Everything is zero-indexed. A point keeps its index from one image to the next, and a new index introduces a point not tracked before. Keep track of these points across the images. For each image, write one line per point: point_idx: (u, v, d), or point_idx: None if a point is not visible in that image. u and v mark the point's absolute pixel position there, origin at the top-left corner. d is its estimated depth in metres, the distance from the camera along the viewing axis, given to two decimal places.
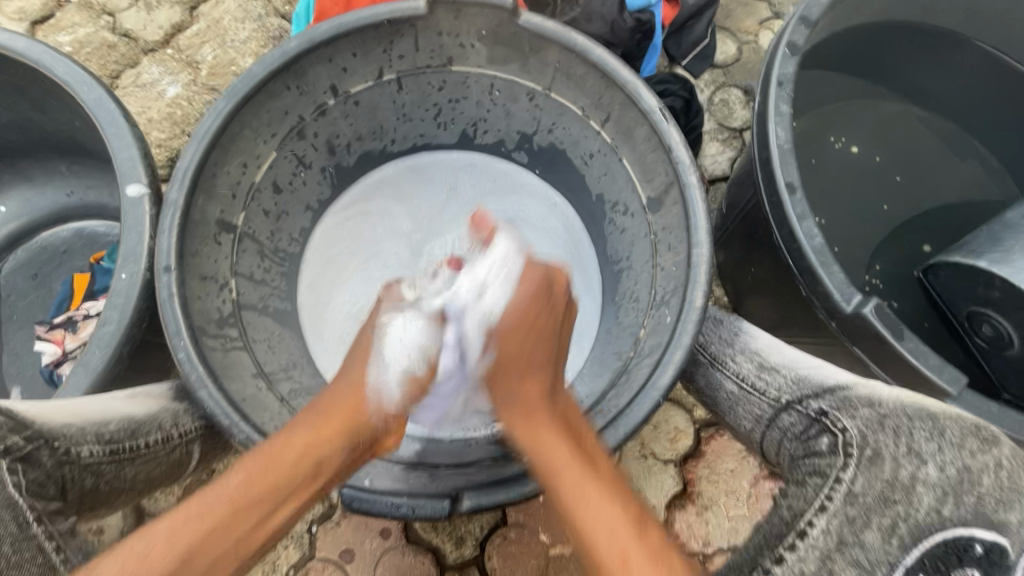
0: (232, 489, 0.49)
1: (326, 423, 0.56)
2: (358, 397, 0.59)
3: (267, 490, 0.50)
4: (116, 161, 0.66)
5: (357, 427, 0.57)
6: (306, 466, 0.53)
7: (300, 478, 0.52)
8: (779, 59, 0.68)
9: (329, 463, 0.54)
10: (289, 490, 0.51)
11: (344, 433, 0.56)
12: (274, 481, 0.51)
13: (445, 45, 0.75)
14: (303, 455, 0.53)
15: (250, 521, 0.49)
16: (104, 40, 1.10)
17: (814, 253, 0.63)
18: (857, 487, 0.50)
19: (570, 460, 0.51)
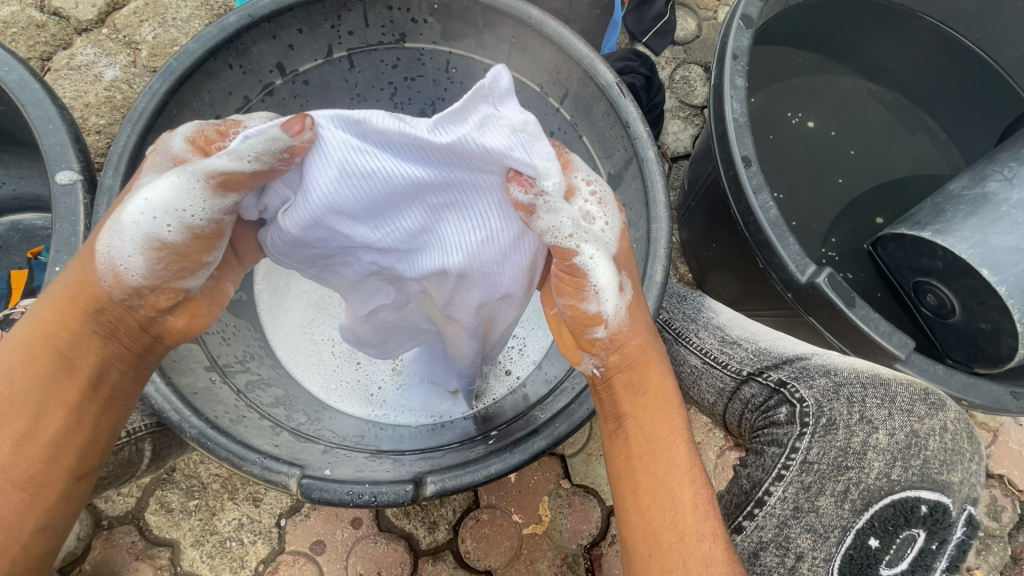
0: None
1: (62, 321, 0.45)
2: (85, 272, 0.45)
3: (10, 401, 0.44)
4: (44, 147, 0.63)
5: (94, 306, 0.45)
6: (44, 365, 0.45)
7: (47, 381, 0.45)
8: (733, 32, 0.68)
9: (83, 355, 0.46)
10: (40, 400, 0.44)
11: (83, 319, 0.45)
12: (14, 396, 0.44)
13: (396, 20, 0.72)
14: (31, 361, 0.44)
15: (9, 441, 0.43)
16: (32, 19, 1.03)
17: (769, 225, 0.63)
18: (812, 456, 0.51)
19: (676, 483, 0.49)
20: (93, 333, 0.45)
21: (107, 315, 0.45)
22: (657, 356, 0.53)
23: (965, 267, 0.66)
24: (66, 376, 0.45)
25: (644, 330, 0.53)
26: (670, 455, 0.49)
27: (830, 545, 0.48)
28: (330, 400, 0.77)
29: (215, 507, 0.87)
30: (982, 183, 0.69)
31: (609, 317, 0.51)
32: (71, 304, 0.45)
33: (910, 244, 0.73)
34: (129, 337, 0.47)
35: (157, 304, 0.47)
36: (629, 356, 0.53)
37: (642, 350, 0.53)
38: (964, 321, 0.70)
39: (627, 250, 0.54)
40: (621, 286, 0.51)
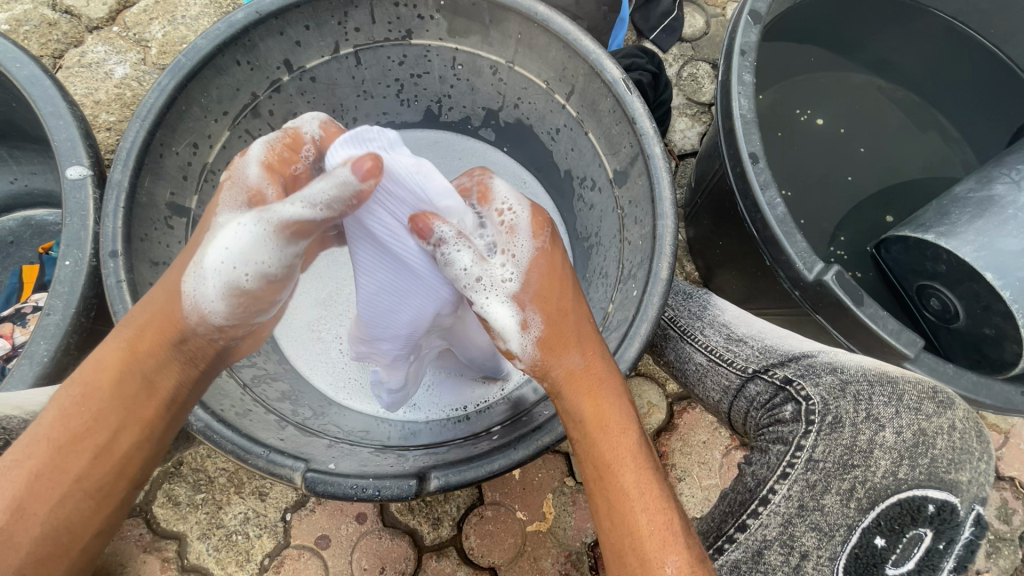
0: (52, 426, 0.49)
1: (142, 334, 0.53)
2: (173, 299, 0.54)
3: (92, 415, 0.50)
4: (55, 142, 0.63)
5: (169, 325, 0.54)
6: (131, 383, 0.52)
7: (128, 399, 0.52)
8: (741, 28, 0.67)
9: (158, 374, 0.53)
10: (127, 415, 0.51)
11: (159, 340, 0.53)
12: (96, 410, 0.50)
13: (402, 16, 0.73)
14: (117, 376, 0.52)
15: (88, 451, 0.49)
16: (44, 17, 1.04)
17: (776, 223, 0.62)
18: (818, 454, 0.50)
19: (626, 506, 0.50)
20: (180, 355, 0.54)
21: (188, 343, 0.55)
22: (596, 379, 0.56)
23: (969, 271, 0.64)
24: (144, 395, 0.53)
25: (578, 358, 0.57)
26: (619, 483, 0.51)
27: (835, 544, 0.47)
28: (338, 397, 0.77)
29: (222, 501, 0.87)
30: (989, 186, 0.68)
31: (519, 355, 0.59)
32: (158, 325, 0.54)
33: (913, 246, 0.71)
34: (207, 362, 0.56)
35: (233, 335, 0.57)
36: (558, 381, 0.57)
37: (570, 373, 0.56)
38: (969, 327, 0.69)
39: (541, 285, 0.59)
40: (524, 324, 0.58)
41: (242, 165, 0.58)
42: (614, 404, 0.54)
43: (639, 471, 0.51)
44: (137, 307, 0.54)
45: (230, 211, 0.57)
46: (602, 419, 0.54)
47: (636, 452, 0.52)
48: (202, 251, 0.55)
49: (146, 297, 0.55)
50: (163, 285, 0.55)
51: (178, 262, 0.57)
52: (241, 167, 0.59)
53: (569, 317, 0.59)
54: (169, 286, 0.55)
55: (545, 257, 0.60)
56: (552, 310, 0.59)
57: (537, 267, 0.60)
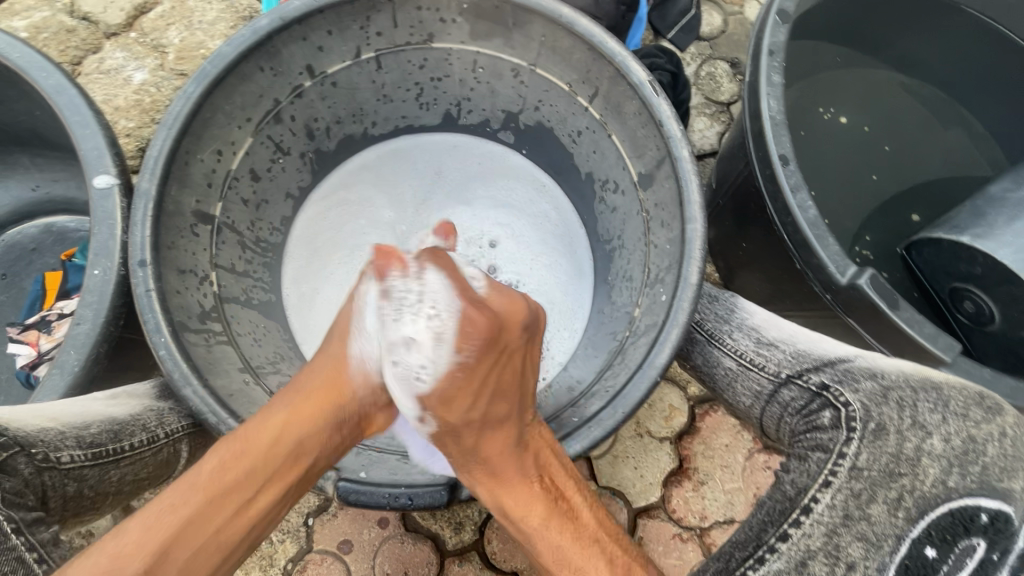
0: (209, 475, 0.49)
1: (314, 406, 0.55)
2: (337, 374, 0.57)
3: (246, 473, 0.50)
4: (81, 151, 0.63)
5: (341, 404, 0.56)
6: (284, 447, 0.52)
7: (276, 467, 0.51)
8: (770, 28, 0.66)
9: (308, 445, 0.53)
10: (271, 476, 0.51)
11: (321, 415, 0.55)
12: (249, 468, 0.50)
13: (425, 20, 0.72)
14: (278, 439, 0.52)
15: (235, 502, 0.50)
16: (62, 24, 1.04)
17: (808, 226, 0.61)
18: (862, 462, 0.49)
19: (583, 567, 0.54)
20: (330, 426, 0.55)
21: (345, 413, 0.56)
22: (509, 489, 0.58)
23: (1006, 274, 0.63)
24: (292, 463, 0.53)
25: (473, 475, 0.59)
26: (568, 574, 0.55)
27: (883, 555, 0.46)
28: None
29: None
30: None
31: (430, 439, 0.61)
32: (322, 394, 0.56)
33: (946, 248, 0.69)
34: (350, 433, 0.57)
35: (378, 403, 0.59)
36: (485, 473, 0.59)
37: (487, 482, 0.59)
38: (1005, 330, 0.67)
39: (450, 391, 0.55)
40: (421, 418, 0.58)
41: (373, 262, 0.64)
42: (530, 497, 0.58)
43: (588, 563, 0.54)
44: (300, 377, 0.57)
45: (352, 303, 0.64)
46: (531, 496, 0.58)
47: (578, 545, 0.55)
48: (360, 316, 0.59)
49: (312, 366, 0.58)
50: (325, 363, 0.58)
51: (330, 347, 0.59)
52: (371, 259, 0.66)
53: (472, 423, 0.57)
54: (334, 355, 0.58)
55: (457, 372, 0.55)
56: (453, 413, 0.57)
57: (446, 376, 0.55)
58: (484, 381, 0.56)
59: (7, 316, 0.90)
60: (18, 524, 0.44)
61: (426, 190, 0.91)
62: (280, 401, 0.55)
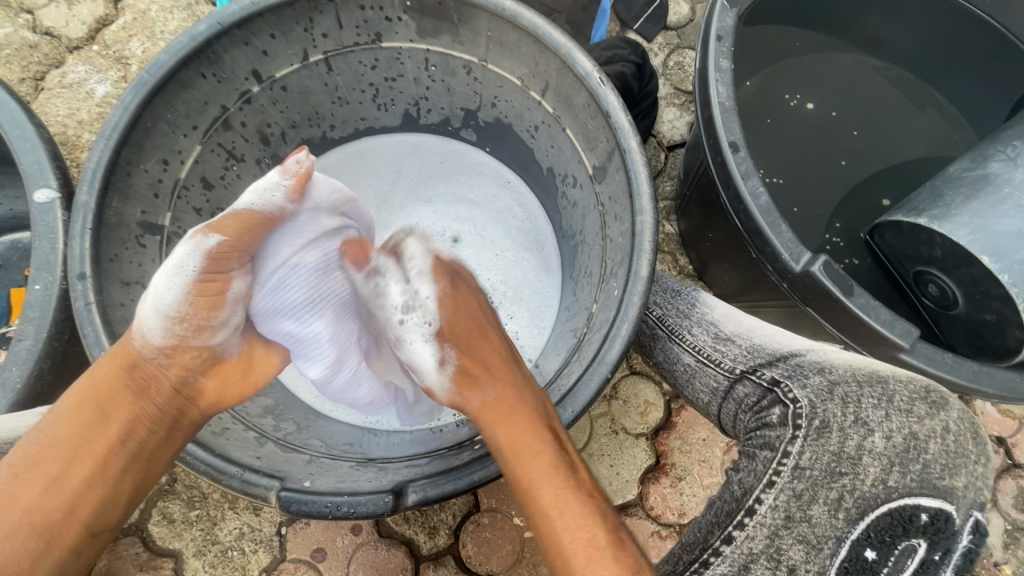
0: (17, 456, 0.48)
1: (109, 377, 0.50)
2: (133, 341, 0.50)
3: (48, 448, 0.48)
4: (22, 165, 0.63)
5: (137, 367, 0.50)
6: (86, 417, 0.49)
7: (82, 436, 0.49)
8: (717, 13, 0.65)
9: (110, 412, 0.49)
10: (73, 451, 0.48)
11: (121, 381, 0.50)
12: (55, 444, 0.48)
13: (370, 19, 0.71)
14: (78, 412, 0.49)
15: (41, 479, 0.47)
16: (24, 40, 1.04)
17: (760, 213, 0.60)
18: (804, 462, 0.47)
19: (558, 489, 0.48)
20: (130, 391, 0.50)
21: (142, 374, 0.50)
22: (508, 404, 0.52)
23: (966, 256, 0.61)
24: (94, 433, 0.49)
25: (488, 388, 0.54)
26: (539, 504, 0.48)
27: (823, 558, 0.44)
28: (325, 410, 0.76)
29: (216, 517, 0.87)
30: (983, 165, 0.65)
31: (439, 393, 0.56)
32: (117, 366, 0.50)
33: (907, 231, 0.68)
34: (162, 398, 0.51)
35: (188, 362, 0.51)
36: (478, 402, 0.53)
37: (482, 405, 0.53)
38: (969, 313, 0.66)
39: (451, 323, 0.55)
40: (442, 361, 0.55)
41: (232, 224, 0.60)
42: (525, 412, 0.52)
43: (563, 491, 0.48)
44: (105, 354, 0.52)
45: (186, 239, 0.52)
46: (517, 416, 0.51)
47: (559, 467, 0.49)
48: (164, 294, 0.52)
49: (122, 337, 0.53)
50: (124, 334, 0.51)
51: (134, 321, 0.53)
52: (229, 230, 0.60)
53: (481, 359, 0.55)
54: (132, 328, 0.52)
55: (447, 297, 0.56)
56: (466, 344, 0.55)
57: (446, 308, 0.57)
58: (483, 323, 0.57)
59: None
60: None
61: (387, 191, 0.91)
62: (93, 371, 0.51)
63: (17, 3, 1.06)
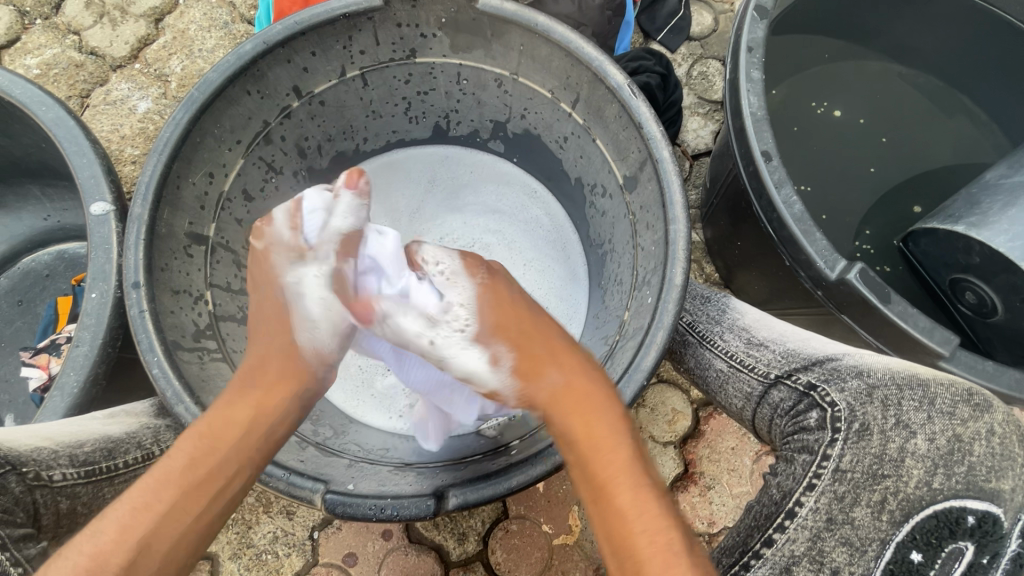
0: (181, 461, 0.50)
1: (270, 388, 0.58)
2: (289, 358, 0.61)
3: (219, 455, 0.52)
4: (79, 179, 0.66)
5: (297, 383, 0.60)
6: (248, 433, 0.54)
7: (247, 443, 0.53)
8: (747, 24, 0.66)
9: (276, 419, 0.56)
10: (243, 456, 0.53)
11: (286, 391, 0.59)
12: (218, 455, 0.52)
13: (405, 36, 0.73)
14: (243, 426, 0.54)
15: (212, 483, 0.50)
16: (71, 60, 1.09)
17: (794, 221, 0.61)
18: (845, 464, 0.48)
19: (636, 487, 0.49)
20: (290, 402, 0.58)
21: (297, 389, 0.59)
22: (582, 396, 0.56)
23: (1004, 263, 0.61)
24: (257, 442, 0.54)
25: (558, 377, 0.58)
26: (617, 499, 0.48)
27: (867, 560, 0.45)
28: (358, 415, 0.78)
29: (251, 521, 0.89)
30: (1020, 172, 0.65)
31: (500, 390, 0.62)
32: (281, 381, 0.59)
33: (942, 237, 0.68)
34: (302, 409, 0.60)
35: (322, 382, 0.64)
36: (552, 391, 0.57)
37: (565, 390, 0.57)
38: (1008, 320, 0.65)
39: (495, 313, 0.62)
40: (494, 359, 0.61)
41: (276, 231, 0.64)
42: (597, 409, 0.54)
43: (638, 492, 0.49)
44: (251, 366, 0.60)
45: (292, 266, 0.63)
46: (591, 413, 0.54)
47: (634, 465, 0.50)
48: (300, 309, 0.63)
49: (254, 353, 0.61)
50: (273, 347, 0.61)
51: (267, 330, 0.62)
52: (274, 236, 0.64)
53: (542, 341, 0.61)
54: (278, 347, 0.61)
55: (486, 289, 0.64)
56: (525, 334, 0.61)
57: (484, 297, 0.63)
58: (543, 326, 0.63)
59: (22, 341, 0.93)
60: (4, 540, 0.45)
61: (420, 201, 0.93)
62: (238, 394, 0.56)
63: (65, 25, 1.11)
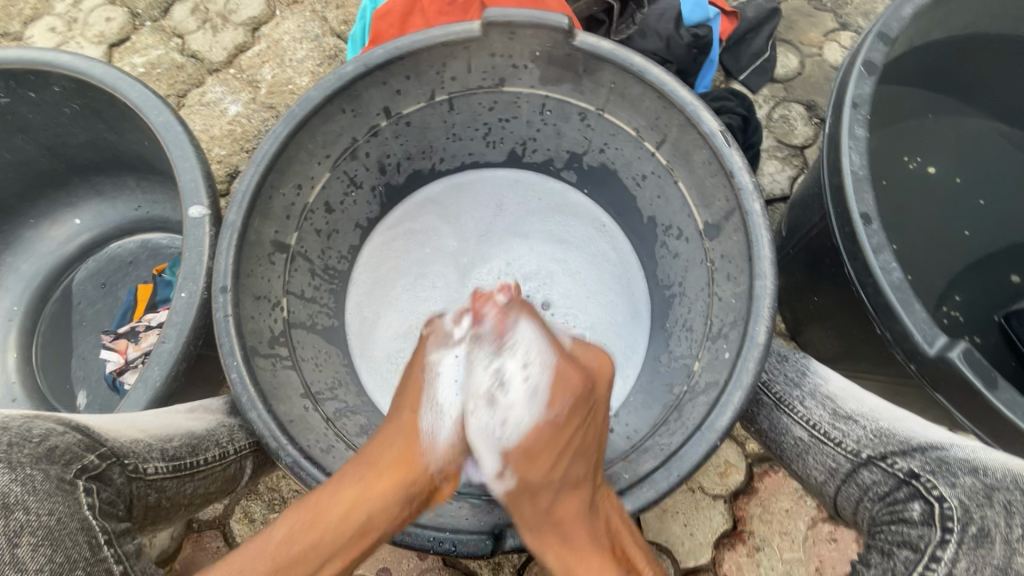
0: (281, 540, 0.50)
1: (381, 476, 0.54)
2: (409, 448, 0.57)
3: (315, 547, 0.50)
4: (180, 182, 0.69)
5: (411, 479, 0.55)
6: (354, 521, 0.52)
7: (345, 540, 0.51)
8: (855, 79, 0.63)
9: (379, 518, 0.53)
10: (333, 553, 0.51)
11: (398, 486, 0.55)
12: (317, 539, 0.51)
13: (497, 66, 0.75)
14: (348, 514, 0.52)
15: (303, 573, 0.49)
16: (173, 61, 1.16)
17: (892, 290, 0.58)
18: (960, 570, 0.46)
19: None
20: (402, 499, 0.54)
21: (416, 486, 0.55)
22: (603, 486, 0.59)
23: None
24: (360, 538, 0.52)
25: (577, 509, 0.56)
26: None
27: None
28: None
29: None
30: None
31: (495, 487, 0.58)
32: (395, 471, 0.55)
33: None
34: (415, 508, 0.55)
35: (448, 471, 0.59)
36: (536, 519, 0.57)
37: (554, 525, 0.56)
38: None
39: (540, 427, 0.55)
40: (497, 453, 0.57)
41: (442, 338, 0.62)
42: (575, 501, 0.56)
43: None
44: (374, 446, 0.57)
45: (440, 351, 0.61)
46: (575, 546, 0.56)
47: (597, 561, 0.55)
48: (435, 390, 0.60)
49: (383, 436, 0.58)
50: (400, 432, 0.58)
51: (403, 410, 0.60)
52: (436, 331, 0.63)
53: (554, 478, 0.56)
54: (406, 428, 0.58)
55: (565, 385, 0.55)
56: (547, 465, 0.55)
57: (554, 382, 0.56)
58: (584, 427, 0.57)
59: (102, 322, 0.98)
60: (110, 536, 0.49)
61: (488, 223, 0.92)
62: (349, 476, 0.54)
63: (171, 28, 1.18)
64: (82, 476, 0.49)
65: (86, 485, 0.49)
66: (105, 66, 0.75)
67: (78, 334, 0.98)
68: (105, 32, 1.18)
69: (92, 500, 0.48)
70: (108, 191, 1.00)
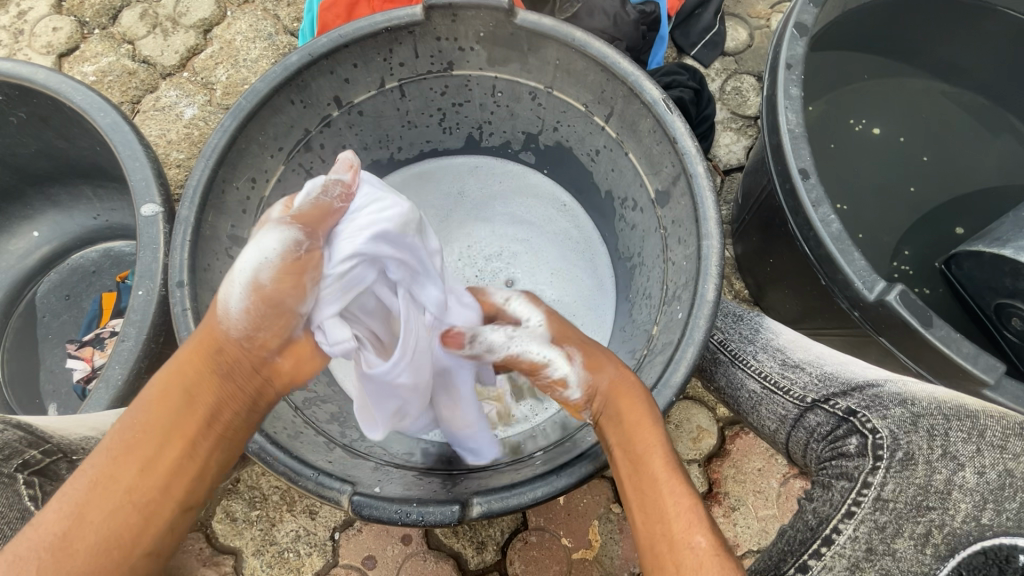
0: (116, 438, 0.47)
1: (188, 358, 0.50)
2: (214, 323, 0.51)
3: (146, 431, 0.47)
4: (131, 182, 0.69)
5: (218, 353, 0.50)
6: (175, 399, 0.49)
7: (174, 416, 0.48)
8: (787, 41, 0.65)
9: (202, 393, 0.49)
10: (165, 432, 0.48)
11: (206, 361, 0.50)
12: (149, 424, 0.47)
13: (443, 49, 0.75)
14: (163, 394, 0.49)
15: (140, 456, 0.46)
16: (125, 67, 1.14)
17: (831, 240, 0.60)
18: (886, 493, 0.46)
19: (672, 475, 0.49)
20: (216, 373, 0.50)
21: (225, 354, 0.50)
22: (633, 390, 0.56)
23: None
24: (187, 409, 0.49)
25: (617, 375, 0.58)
26: (650, 477, 0.50)
27: None
28: None
29: (274, 518, 0.90)
30: None
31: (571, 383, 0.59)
32: (200, 349, 0.50)
33: (988, 262, 0.69)
34: (244, 378, 0.51)
35: (268, 344, 0.51)
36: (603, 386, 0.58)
37: (614, 385, 0.57)
38: None
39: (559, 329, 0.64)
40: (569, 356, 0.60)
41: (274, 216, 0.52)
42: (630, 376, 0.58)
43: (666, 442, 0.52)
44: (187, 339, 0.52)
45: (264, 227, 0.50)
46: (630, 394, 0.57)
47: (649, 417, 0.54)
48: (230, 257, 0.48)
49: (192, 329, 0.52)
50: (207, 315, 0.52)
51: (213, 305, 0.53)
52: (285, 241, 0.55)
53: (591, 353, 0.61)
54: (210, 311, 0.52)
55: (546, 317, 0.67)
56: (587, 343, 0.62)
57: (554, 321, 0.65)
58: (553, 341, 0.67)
59: (68, 333, 0.97)
60: None
61: (448, 209, 0.93)
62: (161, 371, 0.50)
63: (121, 35, 1.16)
64: (24, 470, 0.50)
65: (27, 479, 0.50)
66: (47, 71, 0.75)
67: (44, 347, 0.96)
68: (53, 42, 1.16)
69: (34, 492, 0.49)
70: (64, 201, 0.99)
